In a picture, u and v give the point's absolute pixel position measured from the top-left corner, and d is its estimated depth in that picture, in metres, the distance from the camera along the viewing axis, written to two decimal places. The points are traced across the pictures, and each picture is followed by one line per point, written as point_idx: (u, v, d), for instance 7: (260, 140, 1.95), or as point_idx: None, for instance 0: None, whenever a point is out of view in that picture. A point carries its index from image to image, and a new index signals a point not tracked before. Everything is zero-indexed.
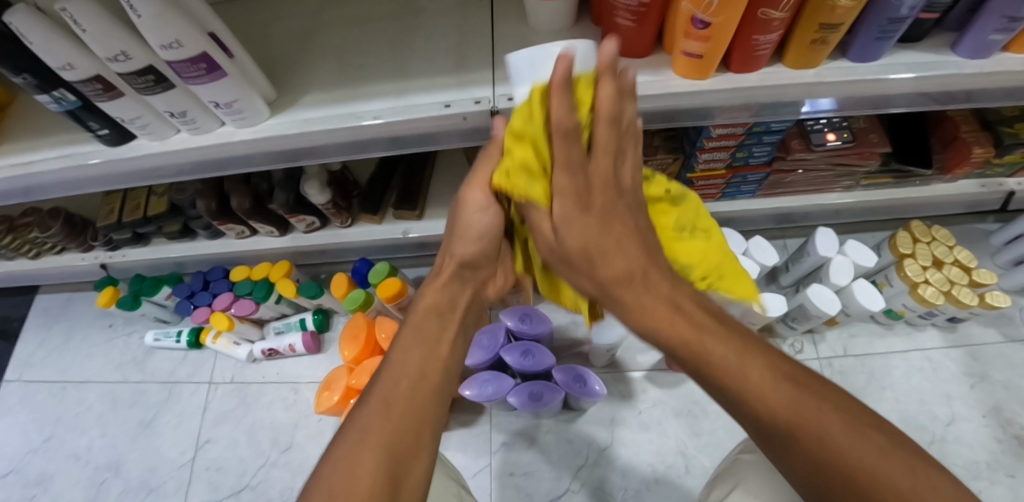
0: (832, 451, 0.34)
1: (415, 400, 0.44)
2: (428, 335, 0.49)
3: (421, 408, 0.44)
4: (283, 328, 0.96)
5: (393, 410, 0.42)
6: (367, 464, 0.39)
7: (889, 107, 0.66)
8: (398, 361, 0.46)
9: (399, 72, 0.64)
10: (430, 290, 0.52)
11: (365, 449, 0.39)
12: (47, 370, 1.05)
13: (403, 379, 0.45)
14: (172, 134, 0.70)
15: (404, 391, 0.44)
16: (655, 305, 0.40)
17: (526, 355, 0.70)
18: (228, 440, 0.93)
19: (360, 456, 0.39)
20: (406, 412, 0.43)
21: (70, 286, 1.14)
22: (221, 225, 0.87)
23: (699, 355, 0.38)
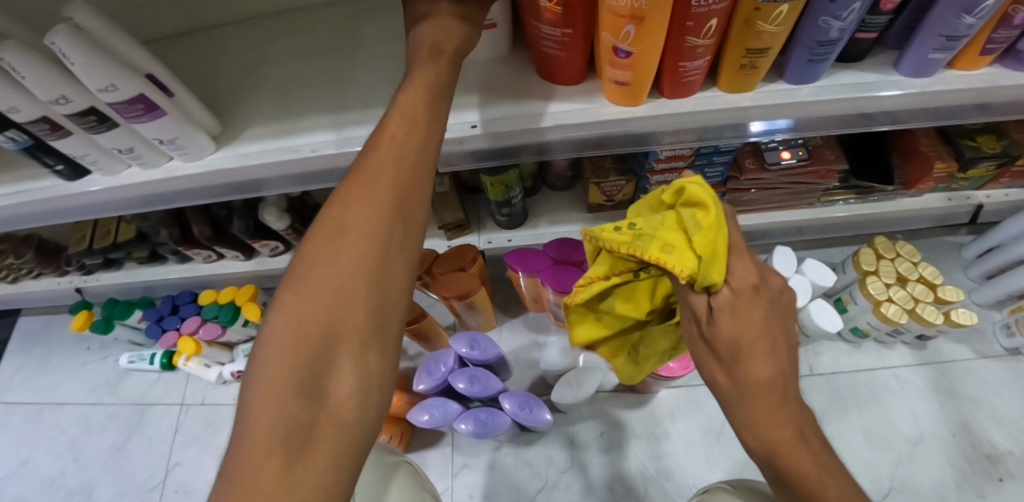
0: None
1: (400, 172, 0.37)
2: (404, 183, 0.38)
3: (343, 278, 0.34)
4: (252, 351, 0.96)
5: (376, 241, 0.35)
6: (347, 285, 0.34)
7: (864, 125, 0.64)
8: (330, 248, 0.35)
9: (339, 103, 0.65)
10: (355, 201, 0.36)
11: (339, 263, 0.34)
12: (27, 393, 1.08)
13: (399, 218, 0.37)
14: (124, 168, 0.72)
15: (317, 273, 0.34)
16: (755, 403, 0.37)
17: (473, 381, 0.69)
18: (197, 463, 0.94)
19: (336, 264, 0.34)
20: (382, 228, 0.35)
21: (51, 309, 1.17)
22: (186, 250, 0.89)
23: (766, 424, 0.37)
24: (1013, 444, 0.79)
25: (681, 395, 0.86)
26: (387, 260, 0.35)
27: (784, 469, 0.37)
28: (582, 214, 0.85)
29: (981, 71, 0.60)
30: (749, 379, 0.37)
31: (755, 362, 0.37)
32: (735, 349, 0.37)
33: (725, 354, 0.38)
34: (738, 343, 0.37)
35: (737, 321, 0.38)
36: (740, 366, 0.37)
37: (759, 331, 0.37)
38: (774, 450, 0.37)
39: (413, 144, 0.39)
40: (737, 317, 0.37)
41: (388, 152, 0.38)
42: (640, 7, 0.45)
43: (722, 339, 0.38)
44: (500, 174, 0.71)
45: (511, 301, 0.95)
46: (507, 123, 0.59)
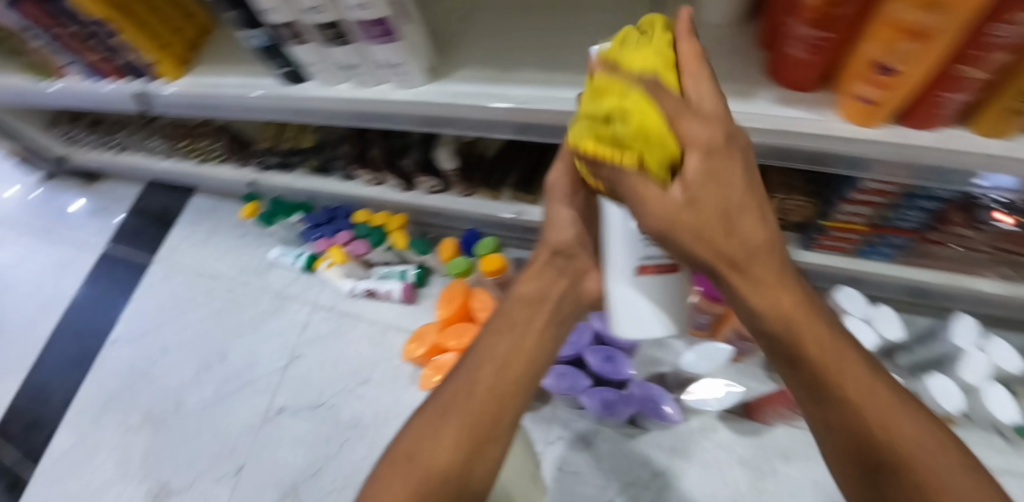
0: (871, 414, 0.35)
1: (498, 357, 0.52)
2: (511, 361, 0.53)
3: (440, 444, 0.46)
4: (386, 274, 1.02)
5: (477, 412, 0.48)
6: (443, 447, 0.46)
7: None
8: (432, 420, 0.48)
9: (552, 63, 0.67)
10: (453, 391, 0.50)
11: (451, 408, 0.49)
12: (193, 259, 1.25)
13: (490, 404, 0.49)
14: (339, 83, 0.79)
15: (421, 439, 0.47)
16: (775, 283, 0.34)
17: (608, 361, 0.77)
18: (317, 359, 1.04)
19: (435, 434, 0.47)
20: (472, 411, 0.49)
21: (222, 192, 1.33)
22: (356, 170, 0.99)
23: (789, 312, 0.35)
24: None
25: (797, 437, 0.83)
26: (472, 436, 0.47)
27: (808, 354, 0.36)
28: None
29: None
30: (750, 242, 0.33)
31: (751, 221, 0.32)
32: (727, 215, 0.31)
33: (720, 231, 0.32)
34: (728, 210, 0.31)
35: (720, 185, 0.31)
36: (740, 229, 0.32)
37: (742, 195, 0.32)
38: (789, 318, 0.35)
39: (501, 351, 0.53)
40: (717, 179, 0.31)
41: (483, 354, 0.53)
42: (925, 25, 0.42)
43: (705, 214, 0.31)
44: None
45: None
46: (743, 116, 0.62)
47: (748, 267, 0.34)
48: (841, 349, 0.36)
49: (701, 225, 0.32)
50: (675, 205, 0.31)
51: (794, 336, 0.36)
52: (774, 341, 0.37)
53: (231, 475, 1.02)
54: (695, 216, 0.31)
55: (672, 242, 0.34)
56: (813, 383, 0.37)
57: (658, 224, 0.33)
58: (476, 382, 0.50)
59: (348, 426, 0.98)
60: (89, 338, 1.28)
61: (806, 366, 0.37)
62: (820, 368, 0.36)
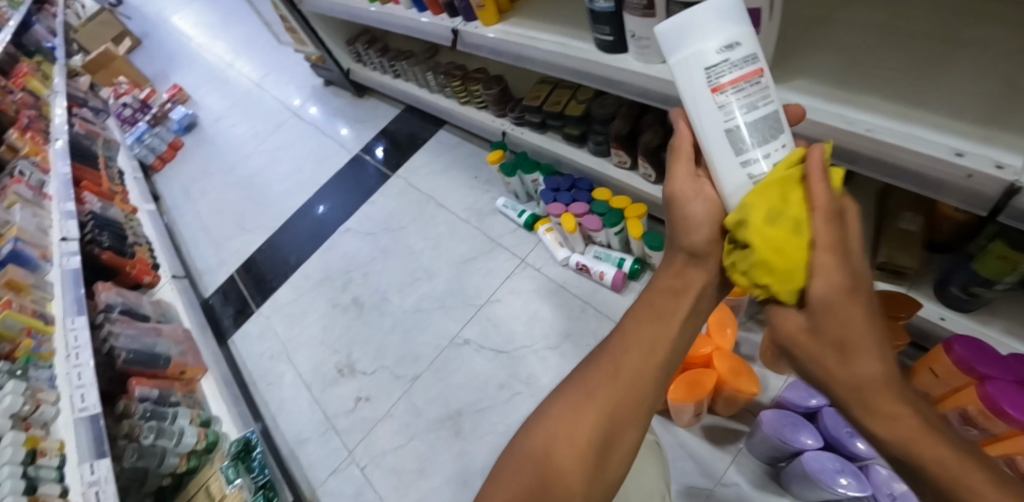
0: None
1: (641, 346, 0.46)
2: (653, 351, 0.46)
3: (575, 430, 0.43)
4: (602, 256, 1.04)
5: (609, 399, 0.44)
6: (577, 433, 0.43)
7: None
8: (567, 405, 0.45)
9: (914, 96, 0.56)
10: (592, 375, 0.46)
11: (591, 390, 0.45)
12: (425, 185, 1.41)
13: (629, 391, 0.45)
14: (656, 62, 0.81)
15: (550, 422, 0.44)
16: (891, 405, 0.32)
17: (850, 431, 0.71)
18: (511, 310, 1.10)
19: (569, 419, 0.44)
20: (609, 398, 0.44)
21: (465, 134, 1.46)
22: (614, 149, 1.00)
23: (905, 444, 0.32)
24: None
25: None
26: (616, 422, 0.44)
27: (933, 484, 0.31)
28: None
29: None
30: (863, 376, 0.33)
31: (872, 355, 0.32)
32: (844, 340, 0.33)
33: (833, 351, 0.33)
34: (846, 336, 0.32)
35: (850, 316, 0.32)
36: (855, 357, 0.32)
37: (869, 322, 0.32)
38: (906, 443, 0.32)
39: (643, 337, 0.47)
40: (846, 310, 0.32)
41: (626, 340, 0.47)
42: None
43: (828, 326, 0.33)
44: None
45: None
46: None
47: (850, 385, 0.33)
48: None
49: (826, 342, 0.33)
50: (803, 326, 0.35)
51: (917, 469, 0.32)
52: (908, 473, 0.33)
53: (405, 379, 1.14)
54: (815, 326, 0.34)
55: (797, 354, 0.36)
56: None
57: (785, 333, 0.36)
58: (615, 367, 0.46)
59: (522, 381, 1.02)
60: (325, 222, 1.52)
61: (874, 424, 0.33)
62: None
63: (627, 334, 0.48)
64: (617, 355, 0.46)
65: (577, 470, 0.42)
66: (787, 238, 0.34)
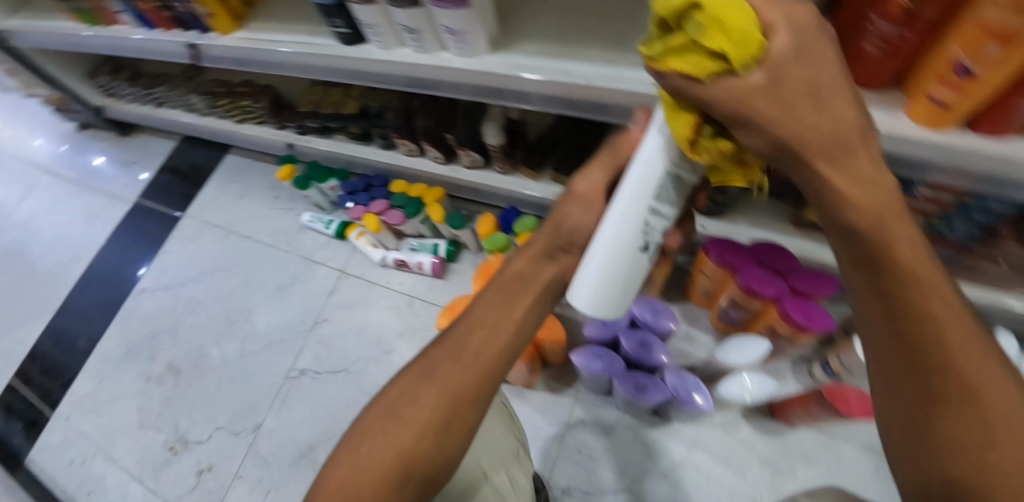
0: (956, 353, 0.29)
1: (494, 325, 0.45)
2: (496, 336, 0.44)
3: (420, 407, 0.41)
4: (417, 247, 1.03)
5: (455, 375, 0.42)
6: (421, 407, 0.41)
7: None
8: (417, 376, 0.43)
9: (616, 45, 0.68)
10: (446, 348, 0.44)
11: (443, 361, 0.43)
12: (223, 218, 1.27)
13: (482, 369, 0.43)
14: (397, 47, 0.80)
15: (400, 394, 0.42)
16: (870, 179, 0.29)
17: (643, 347, 0.74)
18: (343, 325, 1.05)
19: (415, 397, 0.41)
20: (459, 374, 0.42)
21: (256, 154, 1.34)
22: (398, 139, 0.99)
23: (881, 235, 0.30)
24: None
25: (821, 441, 0.83)
26: (464, 398, 0.41)
27: (896, 275, 0.30)
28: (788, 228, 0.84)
29: None
30: (838, 133, 0.29)
31: (843, 107, 0.29)
32: (816, 94, 0.29)
33: (807, 105, 0.29)
34: (816, 85, 0.29)
35: (820, 64, 0.28)
36: (831, 105, 0.28)
37: (836, 82, 0.29)
38: (870, 220, 0.29)
39: (495, 320, 0.45)
40: (813, 62, 0.29)
41: (485, 317, 0.46)
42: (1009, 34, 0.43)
43: (793, 82, 0.29)
44: None
45: (670, 287, 0.97)
46: None
47: (831, 137, 0.29)
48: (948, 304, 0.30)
49: (792, 97, 0.29)
50: (756, 87, 0.29)
51: (878, 256, 0.30)
52: (854, 272, 0.32)
53: (247, 432, 1.03)
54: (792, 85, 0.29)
55: (742, 113, 0.30)
56: (892, 329, 0.31)
57: (728, 103, 0.30)
58: (470, 344, 0.44)
59: (369, 393, 0.98)
60: (115, 287, 1.30)
61: (882, 269, 0.30)
62: (904, 312, 0.30)
63: (489, 311, 0.46)
64: (474, 330, 0.45)
65: (411, 445, 0.40)
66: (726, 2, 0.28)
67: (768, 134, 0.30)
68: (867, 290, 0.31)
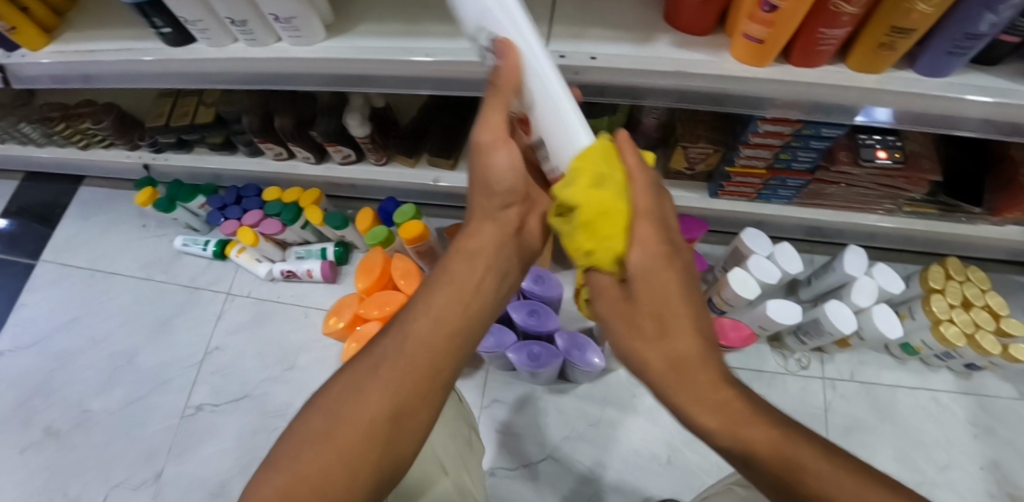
0: (814, 477, 0.30)
1: (455, 309, 0.43)
2: (449, 320, 0.42)
3: (379, 400, 0.37)
4: (304, 254, 0.98)
5: (414, 364, 0.39)
6: (375, 400, 0.37)
7: (970, 131, 0.63)
8: (377, 361, 0.39)
9: (456, 13, 0.65)
10: (401, 334, 0.41)
11: (404, 350, 0.40)
12: (84, 256, 1.13)
13: (443, 355, 0.41)
14: (229, 43, 0.73)
15: (355, 390, 0.38)
16: (688, 348, 0.37)
17: (532, 315, 0.71)
18: (236, 350, 0.98)
19: (372, 388, 0.38)
20: (422, 362, 0.40)
21: (115, 182, 1.21)
22: (261, 143, 0.91)
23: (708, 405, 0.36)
24: None
25: None
26: (427, 390, 0.39)
27: (740, 435, 0.34)
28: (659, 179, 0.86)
29: None
30: (675, 355, 0.37)
31: (667, 322, 0.38)
32: (650, 313, 0.38)
33: (649, 316, 0.38)
34: (654, 311, 0.38)
35: (649, 288, 0.38)
36: (655, 326, 0.38)
37: (671, 293, 0.38)
38: (699, 396, 0.36)
39: (455, 303, 0.44)
40: (650, 279, 0.38)
41: (440, 300, 0.43)
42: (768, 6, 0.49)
43: (635, 309, 0.39)
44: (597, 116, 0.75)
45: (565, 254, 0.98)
46: (628, 60, 0.58)
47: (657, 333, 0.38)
48: (800, 436, 0.33)
49: (633, 318, 0.39)
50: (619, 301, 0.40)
51: (711, 433, 0.35)
52: (713, 448, 0.36)
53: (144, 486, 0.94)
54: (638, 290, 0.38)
55: (614, 333, 0.41)
56: (757, 474, 0.33)
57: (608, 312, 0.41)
58: (430, 329, 0.41)
59: (274, 417, 0.91)
60: None
61: (729, 437, 0.34)
62: (754, 457, 0.33)
63: (444, 292, 0.44)
64: (432, 313, 0.42)
65: (368, 444, 0.36)
66: (600, 210, 0.37)
67: (634, 358, 0.39)
68: (726, 458, 0.35)
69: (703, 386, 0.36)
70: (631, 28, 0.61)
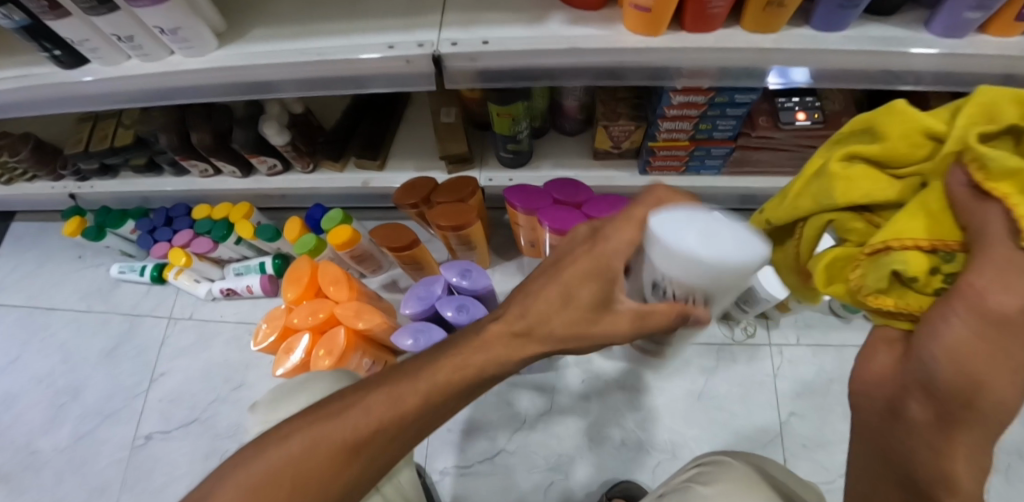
0: None
1: (442, 406, 0.40)
2: (431, 413, 0.39)
3: (328, 471, 0.37)
4: (242, 270, 0.96)
5: (377, 447, 0.38)
6: (329, 468, 0.37)
7: (898, 84, 0.62)
8: (350, 421, 0.38)
9: (349, 9, 0.63)
10: (381, 406, 0.38)
11: (378, 426, 0.38)
12: (19, 293, 1.09)
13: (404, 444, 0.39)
14: (124, 60, 0.70)
15: (321, 443, 0.37)
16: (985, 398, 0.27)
17: (461, 309, 0.70)
18: (182, 374, 0.96)
19: (331, 457, 0.37)
20: (385, 448, 0.38)
21: (47, 215, 1.17)
22: (184, 161, 0.88)
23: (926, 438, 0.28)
24: (988, 434, 0.79)
25: None
26: (375, 469, 0.39)
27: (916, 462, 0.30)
28: (588, 160, 0.86)
29: (1015, 39, 0.57)
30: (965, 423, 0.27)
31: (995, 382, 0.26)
32: (972, 368, 0.26)
33: (973, 370, 0.26)
34: (978, 362, 0.26)
35: (1008, 359, 0.26)
36: (977, 393, 0.26)
37: (1014, 370, 0.26)
38: (940, 418, 0.27)
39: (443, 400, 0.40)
40: (1016, 351, 0.26)
41: (432, 389, 0.39)
42: None
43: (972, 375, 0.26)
44: (509, 103, 0.71)
45: (507, 245, 0.97)
46: (521, 41, 0.57)
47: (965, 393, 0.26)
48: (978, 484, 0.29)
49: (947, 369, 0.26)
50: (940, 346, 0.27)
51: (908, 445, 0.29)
52: (874, 447, 0.32)
53: None
54: (986, 344, 0.26)
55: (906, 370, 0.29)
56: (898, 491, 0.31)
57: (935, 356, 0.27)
58: (407, 415, 0.38)
59: (224, 438, 0.89)
60: None
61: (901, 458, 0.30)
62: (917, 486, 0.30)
63: (437, 380, 0.39)
64: (418, 408, 0.39)
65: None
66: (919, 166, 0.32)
67: (898, 392, 0.29)
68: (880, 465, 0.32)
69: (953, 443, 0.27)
70: (525, 11, 0.60)
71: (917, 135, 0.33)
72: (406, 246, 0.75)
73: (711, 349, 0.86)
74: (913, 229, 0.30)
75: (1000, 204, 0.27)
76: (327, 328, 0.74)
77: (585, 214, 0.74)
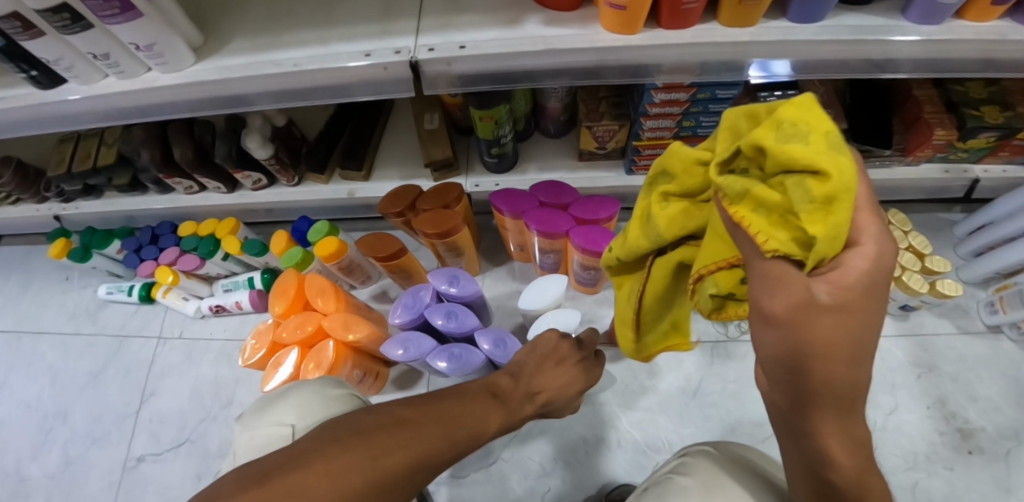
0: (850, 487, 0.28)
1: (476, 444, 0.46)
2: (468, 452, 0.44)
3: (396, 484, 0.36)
4: (231, 286, 0.95)
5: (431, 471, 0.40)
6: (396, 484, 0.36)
7: (883, 72, 0.62)
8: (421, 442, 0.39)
9: (325, 19, 0.63)
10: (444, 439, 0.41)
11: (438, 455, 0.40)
12: (5, 318, 1.08)
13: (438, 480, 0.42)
14: (100, 79, 0.69)
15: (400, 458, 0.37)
16: (829, 367, 0.26)
17: (450, 316, 0.69)
18: (172, 393, 0.94)
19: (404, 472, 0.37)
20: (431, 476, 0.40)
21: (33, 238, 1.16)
22: (167, 179, 0.87)
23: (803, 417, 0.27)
24: (985, 420, 0.78)
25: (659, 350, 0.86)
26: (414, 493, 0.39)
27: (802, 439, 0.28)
28: (573, 161, 0.85)
29: (991, 23, 0.57)
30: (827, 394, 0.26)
31: (835, 361, 0.25)
32: (806, 352, 0.25)
33: (799, 344, 0.25)
34: (812, 346, 0.25)
35: (830, 333, 0.25)
36: (813, 371, 0.25)
37: (843, 336, 0.25)
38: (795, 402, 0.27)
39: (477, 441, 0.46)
40: (835, 328, 0.25)
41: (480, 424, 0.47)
42: None
43: (805, 352, 0.25)
44: (489, 108, 0.70)
45: (496, 249, 0.97)
46: (496, 43, 0.57)
47: (801, 369, 0.26)
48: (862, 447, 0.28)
49: (786, 351, 0.26)
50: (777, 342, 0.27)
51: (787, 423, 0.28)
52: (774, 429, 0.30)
53: None
54: (826, 327, 0.25)
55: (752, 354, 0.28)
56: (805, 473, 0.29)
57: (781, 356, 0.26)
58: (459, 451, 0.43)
59: (215, 457, 0.88)
60: None
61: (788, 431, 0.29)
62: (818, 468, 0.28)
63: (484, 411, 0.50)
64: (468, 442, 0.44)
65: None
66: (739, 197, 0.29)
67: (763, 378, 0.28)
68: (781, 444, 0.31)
69: (812, 412, 0.27)
70: (502, 15, 0.60)
71: (694, 167, 0.34)
72: (394, 255, 0.74)
73: (704, 346, 0.85)
74: (717, 252, 0.34)
75: (744, 227, 0.29)
76: (315, 340, 0.73)
77: (573, 215, 0.73)
